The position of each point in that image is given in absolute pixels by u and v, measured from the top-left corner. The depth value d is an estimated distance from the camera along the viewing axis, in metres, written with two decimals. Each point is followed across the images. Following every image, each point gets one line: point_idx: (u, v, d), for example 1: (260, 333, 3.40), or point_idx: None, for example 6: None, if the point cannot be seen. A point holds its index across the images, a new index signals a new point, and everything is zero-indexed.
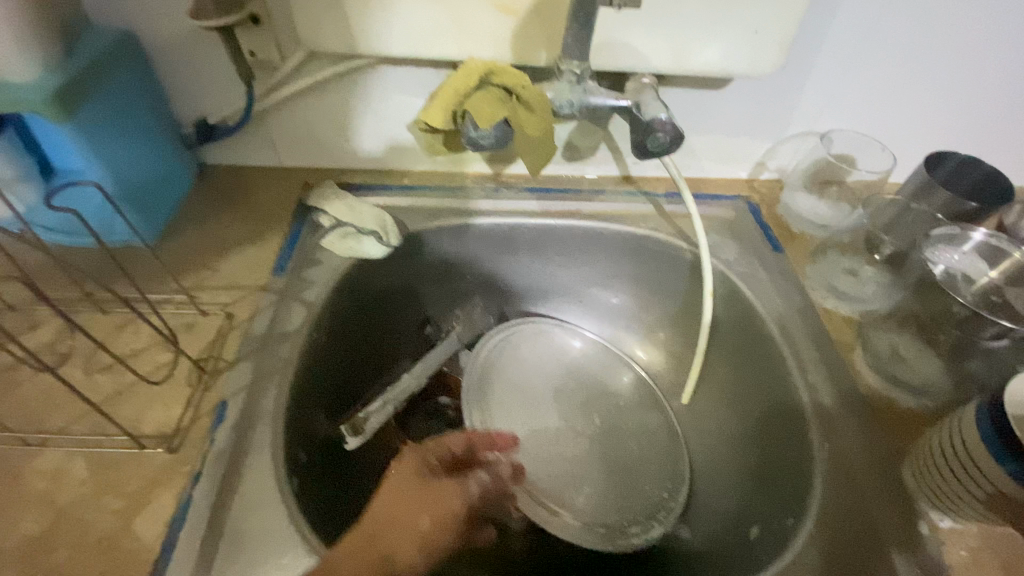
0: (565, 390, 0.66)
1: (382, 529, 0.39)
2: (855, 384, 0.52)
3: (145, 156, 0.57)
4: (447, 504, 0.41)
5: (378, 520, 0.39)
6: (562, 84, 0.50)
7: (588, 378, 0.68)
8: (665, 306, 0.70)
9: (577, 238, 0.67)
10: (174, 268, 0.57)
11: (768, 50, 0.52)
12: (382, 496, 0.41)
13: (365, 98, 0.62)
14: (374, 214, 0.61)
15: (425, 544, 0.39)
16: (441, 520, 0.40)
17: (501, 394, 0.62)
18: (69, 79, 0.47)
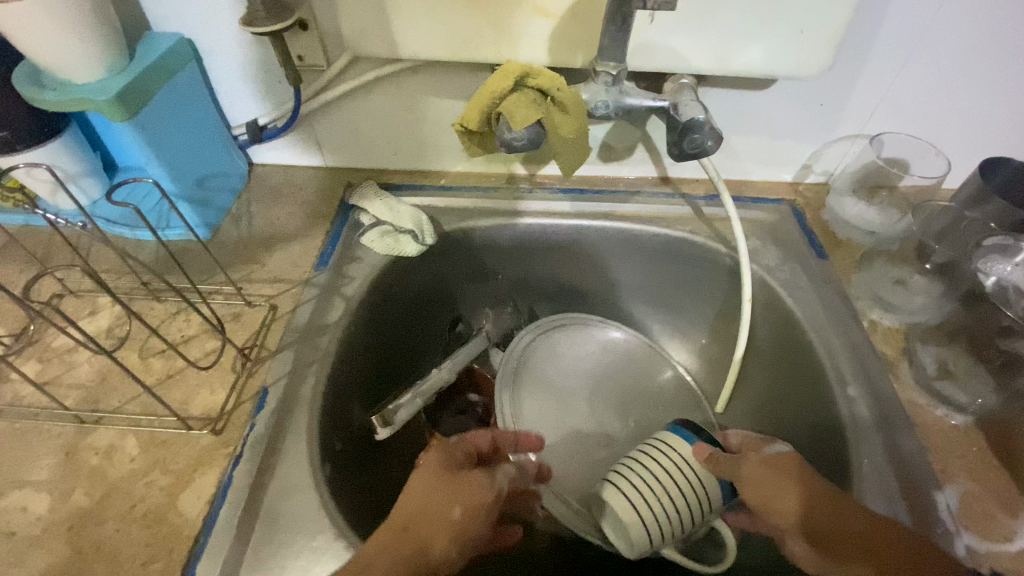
0: (601, 388, 0.63)
1: (415, 519, 0.41)
2: (899, 400, 0.49)
3: (200, 156, 0.60)
4: (476, 496, 0.43)
5: (412, 511, 0.41)
6: (597, 86, 0.51)
7: (627, 377, 0.65)
8: (700, 311, 0.68)
9: (611, 240, 0.66)
10: (223, 261, 0.60)
11: (813, 50, 0.51)
12: (412, 490, 0.43)
13: (406, 101, 0.64)
14: (411, 213, 0.62)
15: (457, 531, 0.41)
16: (472, 510, 0.42)
17: (539, 384, 0.60)
18: (131, 82, 0.51)
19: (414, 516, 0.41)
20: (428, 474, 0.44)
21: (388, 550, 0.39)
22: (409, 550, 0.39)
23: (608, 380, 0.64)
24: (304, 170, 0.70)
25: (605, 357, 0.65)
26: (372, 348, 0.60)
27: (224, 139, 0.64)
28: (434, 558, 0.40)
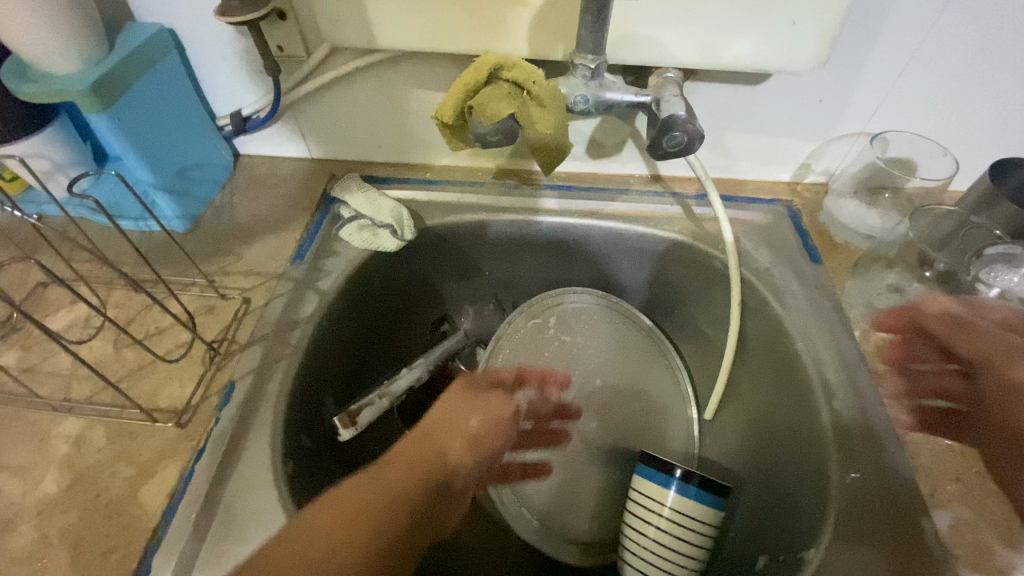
0: (588, 391, 0.63)
1: (433, 429, 0.46)
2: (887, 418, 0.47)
3: (182, 146, 0.60)
4: (496, 411, 0.49)
5: (431, 421, 0.46)
6: (575, 79, 0.49)
7: (618, 381, 0.63)
8: (690, 314, 0.66)
9: (597, 239, 0.65)
10: (202, 253, 0.60)
11: (807, 43, 0.48)
12: (434, 410, 0.47)
13: (388, 92, 0.62)
14: (391, 207, 0.61)
15: (474, 441, 0.46)
16: (489, 423, 0.48)
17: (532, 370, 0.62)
18: (107, 72, 0.51)
19: (434, 428, 0.46)
20: (449, 397, 0.49)
21: (406, 460, 0.42)
22: (423, 460, 0.42)
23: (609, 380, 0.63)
24: (290, 161, 0.70)
25: (613, 354, 0.65)
26: (350, 341, 0.59)
27: (208, 130, 0.64)
28: (444, 467, 0.43)
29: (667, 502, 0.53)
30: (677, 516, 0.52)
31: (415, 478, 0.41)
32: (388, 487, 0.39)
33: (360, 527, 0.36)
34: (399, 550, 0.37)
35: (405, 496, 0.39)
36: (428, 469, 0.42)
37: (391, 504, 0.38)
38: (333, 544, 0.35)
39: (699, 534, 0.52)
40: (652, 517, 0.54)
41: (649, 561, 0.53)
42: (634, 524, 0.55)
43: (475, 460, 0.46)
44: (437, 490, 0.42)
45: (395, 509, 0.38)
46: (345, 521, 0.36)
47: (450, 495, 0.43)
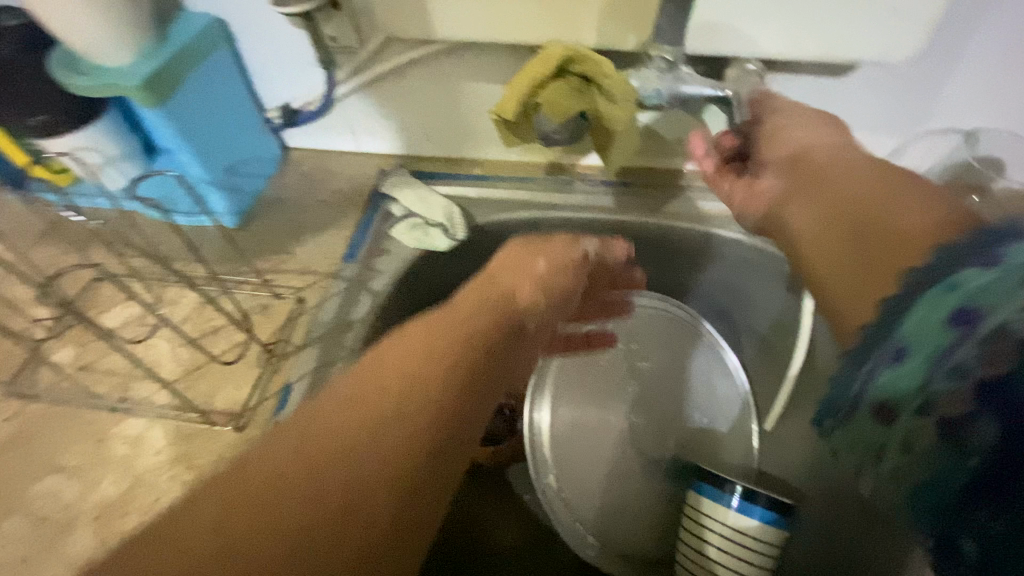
0: (646, 404, 0.60)
1: (499, 271, 0.39)
2: None
3: (233, 140, 0.59)
4: (565, 253, 0.40)
5: (495, 266, 0.39)
6: (650, 72, 0.46)
7: (677, 393, 0.60)
8: (752, 320, 0.63)
9: (655, 241, 0.61)
10: (253, 251, 0.59)
11: (909, 33, 0.43)
12: (494, 269, 0.39)
13: (443, 84, 0.60)
14: (444, 206, 0.60)
15: (543, 283, 0.39)
16: (559, 265, 0.40)
17: (585, 378, 0.60)
18: (161, 65, 0.50)
19: (499, 274, 0.39)
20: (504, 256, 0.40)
21: (481, 296, 0.36)
22: (484, 309, 0.36)
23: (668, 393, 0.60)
24: (338, 156, 0.68)
25: (668, 358, 0.61)
26: None
27: (257, 122, 0.63)
28: (513, 319, 0.36)
29: (721, 517, 0.50)
30: (735, 535, 0.50)
31: (475, 332, 0.34)
32: (463, 326, 0.34)
33: (436, 367, 0.31)
34: (483, 387, 0.33)
35: (489, 335, 0.34)
36: (495, 308, 0.36)
37: (471, 339, 0.33)
38: (406, 385, 0.30)
39: (762, 556, 0.50)
40: (711, 535, 0.51)
41: None
42: (691, 543, 0.53)
43: (543, 305, 0.38)
44: (490, 353, 0.34)
45: (478, 348, 0.33)
46: (417, 366, 0.31)
47: (512, 345, 0.36)
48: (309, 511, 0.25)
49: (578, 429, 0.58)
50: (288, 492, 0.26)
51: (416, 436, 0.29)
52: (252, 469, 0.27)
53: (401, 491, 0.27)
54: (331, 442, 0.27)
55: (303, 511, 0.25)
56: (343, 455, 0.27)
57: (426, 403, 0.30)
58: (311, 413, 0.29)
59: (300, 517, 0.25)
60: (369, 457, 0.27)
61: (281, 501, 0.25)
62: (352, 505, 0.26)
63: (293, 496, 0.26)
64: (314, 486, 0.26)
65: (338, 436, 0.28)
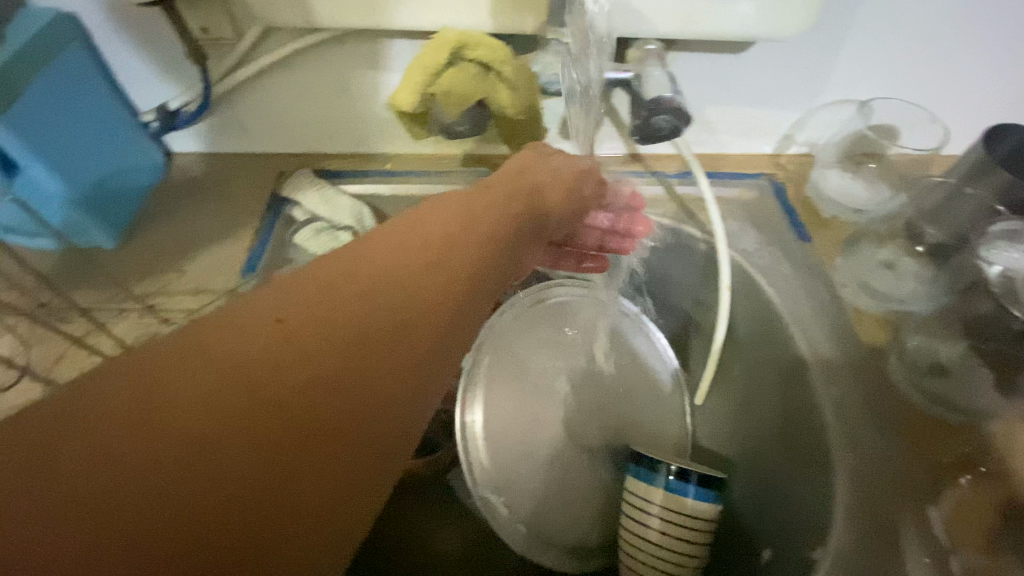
0: (581, 393, 0.58)
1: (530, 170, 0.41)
2: (891, 401, 0.46)
3: (104, 152, 0.52)
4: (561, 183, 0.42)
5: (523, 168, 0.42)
6: (551, 59, 0.46)
7: (609, 377, 0.60)
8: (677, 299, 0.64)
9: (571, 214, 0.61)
10: (136, 275, 0.53)
11: (798, 8, 0.44)
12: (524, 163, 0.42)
13: (336, 75, 0.55)
14: (351, 207, 0.55)
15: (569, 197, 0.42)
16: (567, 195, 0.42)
17: (520, 365, 0.56)
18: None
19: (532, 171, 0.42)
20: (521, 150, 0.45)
21: (466, 210, 0.34)
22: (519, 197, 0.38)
23: (597, 378, 0.59)
24: (230, 159, 0.62)
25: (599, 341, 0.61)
26: None
27: (134, 128, 0.56)
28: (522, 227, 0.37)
29: (656, 497, 0.50)
30: (672, 514, 0.49)
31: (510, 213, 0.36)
32: (456, 230, 0.32)
33: (394, 283, 0.28)
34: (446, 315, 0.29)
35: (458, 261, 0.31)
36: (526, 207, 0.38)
37: (440, 258, 0.30)
38: (353, 302, 0.27)
39: (699, 533, 0.50)
40: (650, 518, 0.50)
41: (653, 566, 0.51)
42: (632, 528, 0.52)
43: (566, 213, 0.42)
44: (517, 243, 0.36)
45: (446, 272, 0.30)
46: (370, 274, 0.28)
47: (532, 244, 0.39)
48: (207, 419, 0.22)
49: (510, 422, 0.55)
50: (189, 393, 0.22)
51: (347, 356, 0.25)
52: (161, 363, 0.23)
53: (320, 415, 0.24)
54: (250, 350, 0.24)
55: (201, 418, 0.22)
56: (251, 366, 0.24)
57: (370, 319, 0.26)
58: (241, 311, 0.26)
59: (199, 422, 0.22)
60: (286, 373, 0.24)
61: (176, 407, 0.22)
62: (258, 419, 0.23)
63: (194, 397, 0.22)
64: (219, 393, 0.23)
65: (262, 342, 0.24)
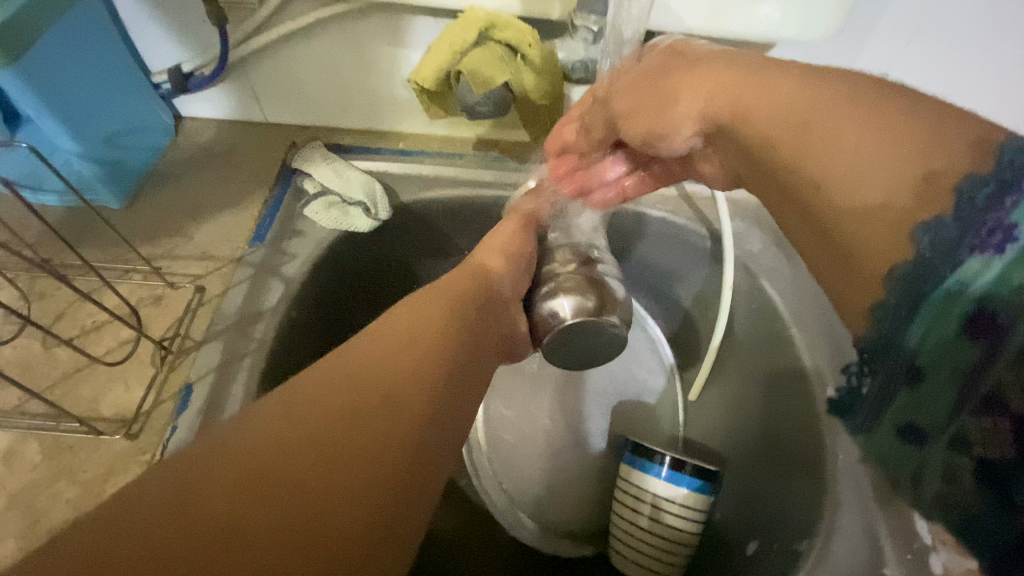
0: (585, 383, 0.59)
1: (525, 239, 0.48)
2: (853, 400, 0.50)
3: (114, 107, 0.52)
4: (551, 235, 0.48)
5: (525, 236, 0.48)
6: (574, 43, 0.45)
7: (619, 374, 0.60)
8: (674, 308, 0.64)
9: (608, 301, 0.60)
10: (141, 236, 0.53)
11: (826, 13, 0.44)
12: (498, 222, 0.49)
13: (356, 48, 0.55)
14: (362, 182, 0.55)
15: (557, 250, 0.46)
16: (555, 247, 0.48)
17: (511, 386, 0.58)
18: (20, 19, 0.42)
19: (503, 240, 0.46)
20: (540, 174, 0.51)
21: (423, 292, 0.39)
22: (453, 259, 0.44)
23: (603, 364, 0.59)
24: (242, 127, 0.61)
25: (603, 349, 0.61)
26: (322, 328, 0.54)
27: (140, 87, 0.55)
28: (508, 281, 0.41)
29: (650, 487, 0.50)
30: (664, 505, 0.50)
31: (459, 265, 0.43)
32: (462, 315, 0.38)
33: (386, 377, 0.32)
34: (436, 397, 0.33)
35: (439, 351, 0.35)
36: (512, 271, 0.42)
37: (420, 348, 0.35)
38: (359, 398, 0.31)
39: (690, 527, 0.50)
40: (642, 506, 0.51)
41: (644, 552, 0.52)
42: (625, 516, 0.52)
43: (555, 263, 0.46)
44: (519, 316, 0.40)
45: (430, 356, 0.35)
46: (385, 379, 0.32)
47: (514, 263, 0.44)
48: (253, 507, 0.24)
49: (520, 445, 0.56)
50: (218, 503, 0.24)
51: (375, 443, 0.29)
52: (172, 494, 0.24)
53: (356, 504, 0.27)
54: (282, 449, 0.27)
55: (250, 512, 0.24)
56: (276, 473, 0.26)
57: (380, 412, 0.30)
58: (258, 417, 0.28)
59: (243, 514, 0.24)
60: (319, 467, 0.27)
61: (222, 502, 0.24)
62: (312, 505, 0.26)
63: (225, 501, 0.24)
64: (268, 490, 0.25)
65: (284, 450, 0.27)
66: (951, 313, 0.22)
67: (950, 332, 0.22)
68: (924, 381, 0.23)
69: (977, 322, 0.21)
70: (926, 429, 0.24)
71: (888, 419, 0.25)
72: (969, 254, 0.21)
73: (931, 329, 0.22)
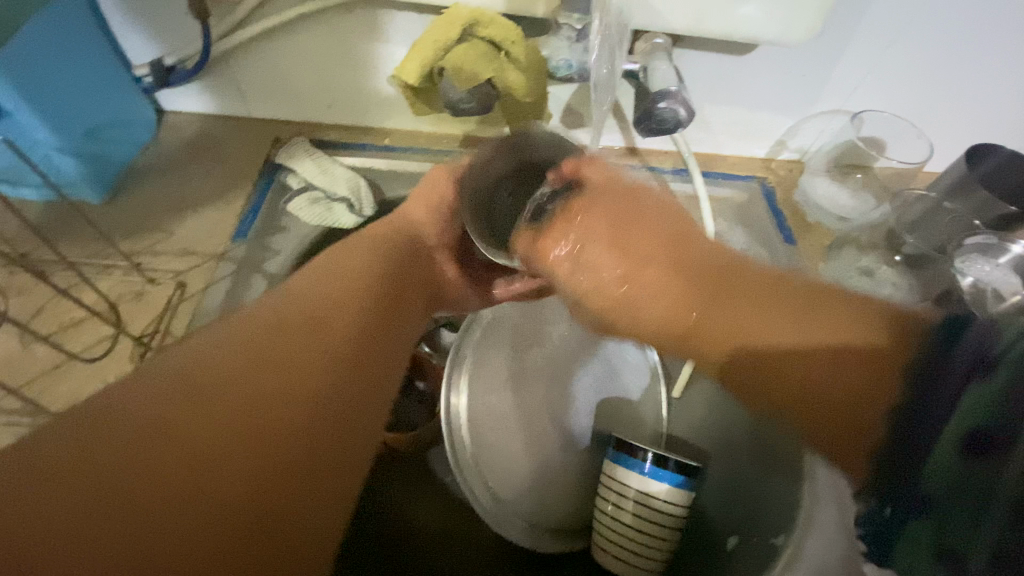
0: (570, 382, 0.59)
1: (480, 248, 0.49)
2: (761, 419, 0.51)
3: (95, 101, 0.51)
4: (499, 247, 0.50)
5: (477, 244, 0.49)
6: (558, 41, 0.45)
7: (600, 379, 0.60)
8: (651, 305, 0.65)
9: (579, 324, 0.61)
10: (121, 231, 0.52)
11: (806, 14, 0.45)
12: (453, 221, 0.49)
13: (341, 43, 0.55)
14: (348, 178, 0.55)
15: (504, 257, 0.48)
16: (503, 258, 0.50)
17: (496, 375, 0.56)
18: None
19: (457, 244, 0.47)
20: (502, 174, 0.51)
21: (354, 269, 0.40)
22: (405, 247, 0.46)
23: (589, 357, 0.60)
24: (226, 121, 0.61)
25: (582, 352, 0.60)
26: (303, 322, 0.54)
27: (122, 79, 0.54)
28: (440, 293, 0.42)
29: (632, 482, 0.51)
30: (646, 499, 0.50)
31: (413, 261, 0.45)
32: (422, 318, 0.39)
33: (303, 343, 0.34)
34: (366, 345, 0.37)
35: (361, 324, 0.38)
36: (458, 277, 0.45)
37: (356, 301, 0.38)
38: (277, 365, 0.32)
39: (672, 521, 0.51)
40: (625, 501, 0.51)
41: (626, 547, 0.52)
42: (608, 510, 0.53)
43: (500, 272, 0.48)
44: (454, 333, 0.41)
45: (359, 314, 0.38)
46: (320, 322, 0.36)
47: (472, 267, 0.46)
48: (174, 470, 0.26)
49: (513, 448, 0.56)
50: (147, 435, 0.26)
51: (293, 410, 0.31)
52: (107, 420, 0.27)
53: (279, 466, 0.29)
54: (197, 409, 0.28)
55: (169, 474, 0.26)
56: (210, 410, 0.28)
57: (315, 355, 0.34)
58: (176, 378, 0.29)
59: (162, 475, 0.25)
60: (233, 432, 0.28)
61: (141, 462, 0.25)
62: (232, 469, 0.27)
63: (153, 432, 0.27)
64: (190, 454, 0.26)
65: (213, 384, 0.29)
66: (944, 438, 0.23)
67: (951, 463, 0.23)
68: (928, 475, 0.24)
69: (978, 432, 0.22)
70: (912, 502, 0.24)
71: (904, 545, 0.24)
72: (954, 394, 0.23)
73: (952, 415, 0.23)
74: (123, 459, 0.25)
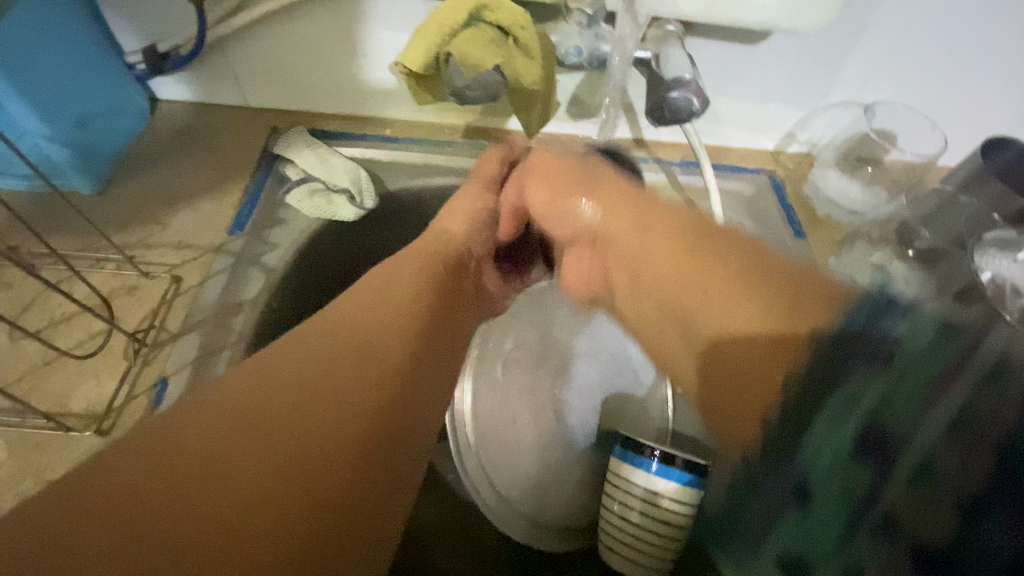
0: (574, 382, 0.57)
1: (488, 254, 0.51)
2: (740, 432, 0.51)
3: (84, 88, 0.49)
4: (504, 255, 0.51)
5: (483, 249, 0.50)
6: (569, 27, 0.44)
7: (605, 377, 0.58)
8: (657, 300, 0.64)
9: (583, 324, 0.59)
10: (113, 223, 0.50)
11: (825, 0, 0.43)
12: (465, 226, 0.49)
13: (341, 30, 0.53)
14: (348, 169, 0.53)
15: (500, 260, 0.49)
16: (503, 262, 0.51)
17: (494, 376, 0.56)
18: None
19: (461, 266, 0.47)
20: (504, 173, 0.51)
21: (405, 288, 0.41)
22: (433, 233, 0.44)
23: (594, 355, 0.58)
24: (221, 110, 0.59)
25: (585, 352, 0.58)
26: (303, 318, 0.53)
27: (113, 65, 0.52)
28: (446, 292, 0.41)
29: (640, 482, 0.50)
30: (654, 498, 0.49)
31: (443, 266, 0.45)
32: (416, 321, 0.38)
33: (350, 370, 0.34)
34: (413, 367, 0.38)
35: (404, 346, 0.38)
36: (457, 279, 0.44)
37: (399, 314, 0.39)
38: (325, 378, 0.33)
39: (680, 521, 0.49)
40: (632, 500, 0.50)
41: (633, 547, 0.51)
42: (614, 509, 0.52)
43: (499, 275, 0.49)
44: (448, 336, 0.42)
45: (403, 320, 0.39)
46: (370, 350, 0.36)
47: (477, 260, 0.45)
48: (253, 492, 0.26)
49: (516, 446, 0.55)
50: (232, 488, 0.26)
51: (352, 432, 0.31)
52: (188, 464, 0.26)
53: (337, 484, 0.29)
54: (266, 430, 0.29)
55: (250, 491, 0.26)
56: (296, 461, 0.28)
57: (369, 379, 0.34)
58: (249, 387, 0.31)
59: (254, 498, 0.26)
60: (322, 462, 0.29)
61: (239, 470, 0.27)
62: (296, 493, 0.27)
63: (240, 487, 0.26)
64: (256, 494, 0.26)
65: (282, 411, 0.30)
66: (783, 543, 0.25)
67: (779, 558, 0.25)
68: (816, 510, 0.23)
69: (868, 438, 0.22)
70: (810, 561, 0.23)
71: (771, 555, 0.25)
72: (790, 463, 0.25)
73: (828, 440, 0.23)
74: (211, 466, 0.26)
